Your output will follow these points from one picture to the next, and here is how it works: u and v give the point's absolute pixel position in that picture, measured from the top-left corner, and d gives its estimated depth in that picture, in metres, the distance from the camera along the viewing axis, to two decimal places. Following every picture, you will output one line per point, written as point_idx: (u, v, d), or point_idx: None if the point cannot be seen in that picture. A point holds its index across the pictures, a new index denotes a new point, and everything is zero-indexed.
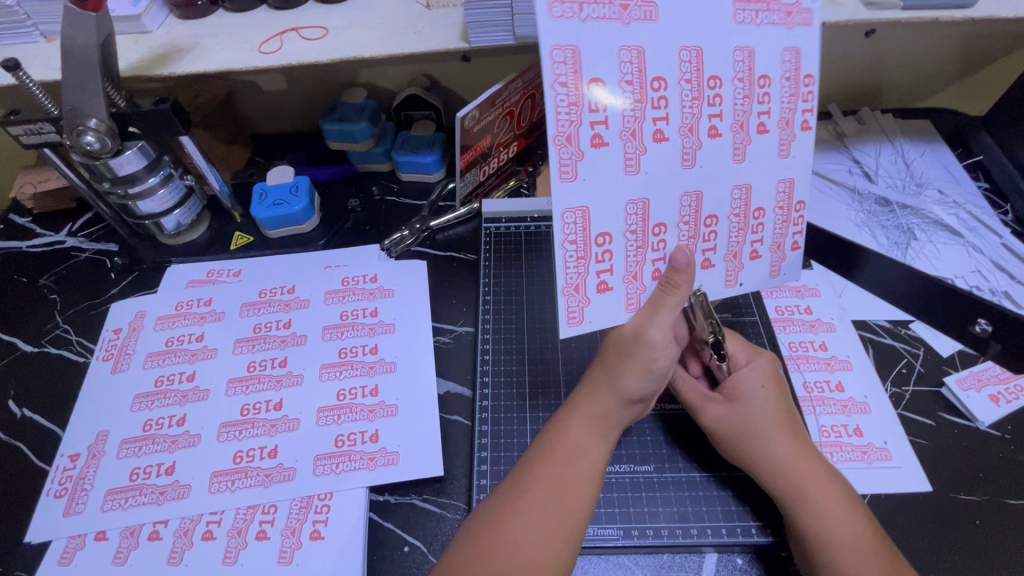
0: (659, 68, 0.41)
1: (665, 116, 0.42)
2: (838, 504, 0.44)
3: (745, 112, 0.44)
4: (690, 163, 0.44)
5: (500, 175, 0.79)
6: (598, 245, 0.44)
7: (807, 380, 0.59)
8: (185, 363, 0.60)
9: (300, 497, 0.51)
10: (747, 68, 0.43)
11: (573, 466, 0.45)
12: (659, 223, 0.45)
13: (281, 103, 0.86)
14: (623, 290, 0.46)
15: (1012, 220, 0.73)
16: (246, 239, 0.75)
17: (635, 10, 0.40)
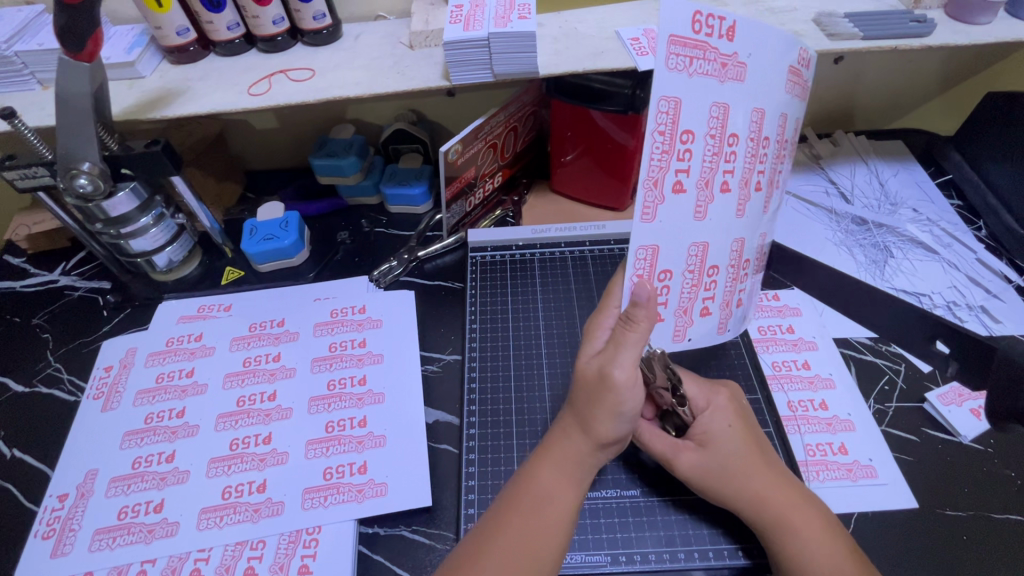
0: (739, 125, 0.39)
1: (689, 168, 0.40)
2: (806, 522, 0.45)
3: (757, 175, 0.42)
4: (701, 218, 0.43)
5: (485, 205, 0.80)
6: (660, 280, 0.45)
7: (791, 400, 0.60)
8: (175, 399, 0.61)
9: (288, 531, 0.51)
10: (781, 134, 0.41)
11: (540, 514, 0.45)
12: (666, 269, 0.45)
13: (271, 140, 0.89)
14: (672, 322, 0.49)
15: (985, 236, 0.75)
16: (236, 273, 0.76)
17: (735, 70, 0.38)
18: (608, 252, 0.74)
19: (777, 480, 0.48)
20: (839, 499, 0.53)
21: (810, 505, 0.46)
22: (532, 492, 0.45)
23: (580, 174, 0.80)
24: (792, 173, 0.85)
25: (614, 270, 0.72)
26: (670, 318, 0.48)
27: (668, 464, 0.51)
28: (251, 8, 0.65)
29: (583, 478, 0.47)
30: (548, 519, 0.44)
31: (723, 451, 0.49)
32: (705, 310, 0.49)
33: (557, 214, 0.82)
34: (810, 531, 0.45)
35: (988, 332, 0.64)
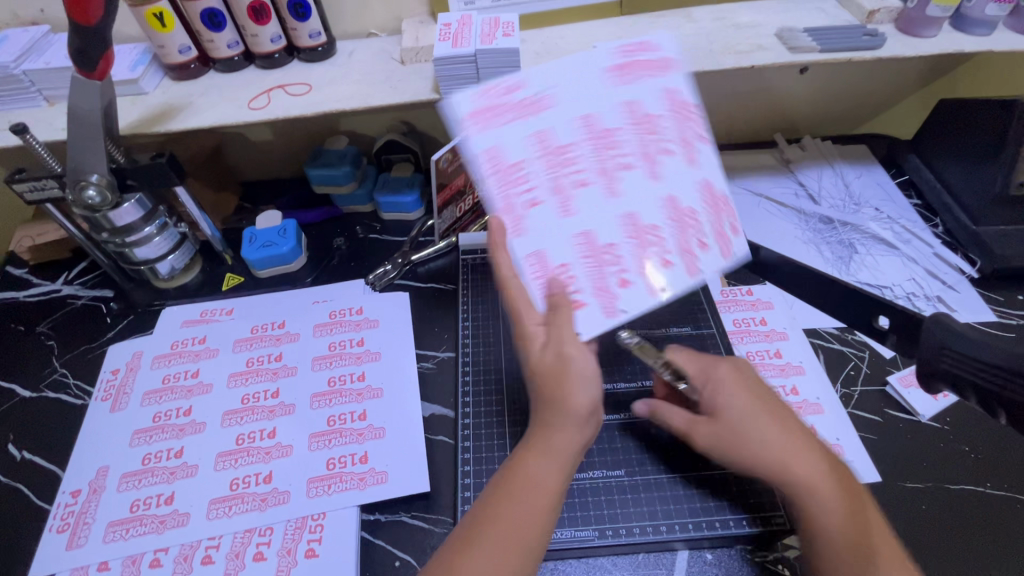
0: (607, 124, 0.52)
1: (555, 173, 0.51)
2: (822, 501, 0.45)
3: (650, 233, 0.52)
4: (571, 210, 0.51)
5: (475, 211, 0.85)
6: (556, 269, 0.50)
7: None
8: (181, 399, 0.64)
9: (294, 518, 0.54)
10: (647, 120, 0.53)
11: (529, 508, 0.44)
12: (561, 264, 0.50)
13: (268, 152, 0.92)
14: (596, 304, 0.50)
15: (942, 233, 0.80)
16: (236, 280, 0.79)
17: (653, 148, 0.53)
18: None
19: (797, 463, 0.47)
20: None
21: (834, 486, 0.46)
22: (524, 487, 0.45)
23: None
24: (763, 177, 0.90)
25: None
26: (587, 303, 0.50)
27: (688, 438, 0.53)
28: (250, 27, 0.69)
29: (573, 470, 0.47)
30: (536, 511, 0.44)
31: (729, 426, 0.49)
32: (608, 306, 0.50)
33: None
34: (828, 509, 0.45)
35: None
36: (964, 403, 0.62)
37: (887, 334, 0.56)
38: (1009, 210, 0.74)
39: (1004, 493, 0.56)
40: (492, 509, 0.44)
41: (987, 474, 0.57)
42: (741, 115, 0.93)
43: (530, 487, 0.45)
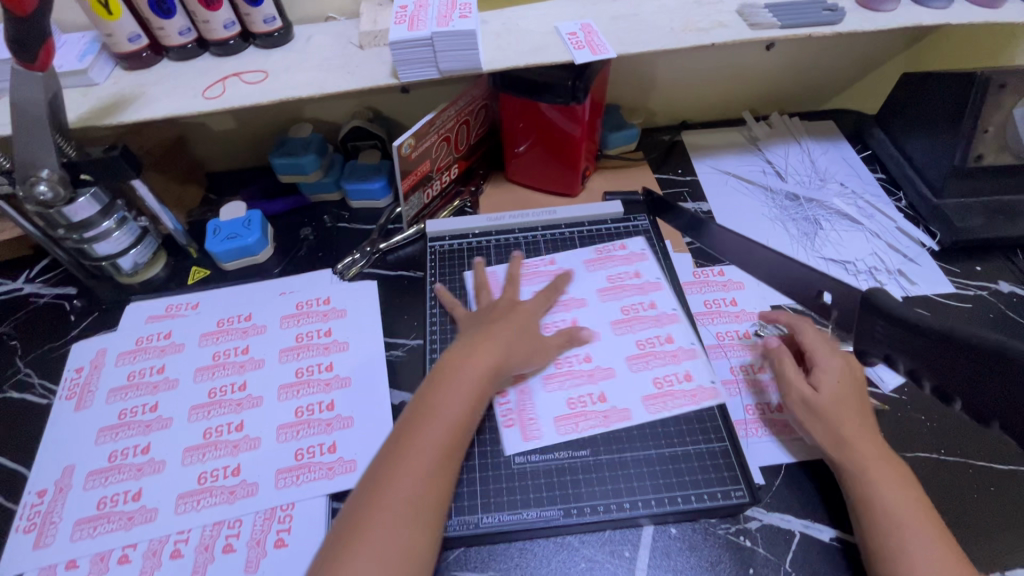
0: (563, 266, 0.73)
1: (557, 306, 0.68)
2: (892, 482, 0.50)
3: (643, 317, 0.67)
4: (582, 305, 0.68)
5: (444, 196, 0.84)
6: (544, 399, 0.60)
7: (734, 364, 0.65)
8: (147, 395, 0.63)
9: (263, 509, 0.55)
10: (615, 282, 0.71)
11: (435, 445, 0.49)
12: (551, 393, 0.60)
13: (231, 141, 0.90)
14: (569, 421, 0.58)
15: (905, 206, 0.81)
16: (203, 273, 0.78)
17: (650, 287, 0.70)
18: (560, 236, 0.78)
19: (873, 446, 0.53)
20: (772, 449, 0.59)
21: (915, 509, 0.49)
22: (426, 428, 0.49)
23: (534, 164, 0.84)
24: (731, 155, 0.90)
25: (566, 252, 0.76)
26: (518, 423, 0.57)
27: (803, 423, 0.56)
28: (201, 13, 0.67)
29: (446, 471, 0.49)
30: (436, 446, 0.49)
31: (826, 402, 0.55)
32: (567, 428, 0.57)
33: (513, 202, 0.86)
34: (899, 493, 0.49)
35: (905, 294, 0.71)
36: None
37: None
38: (968, 182, 0.75)
39: (958, 459, 0.58)
40: (396, 451, 0.48)
41: (942, 441, 0.59)
42: (710, 93, 0.93)
43: (432, 427, 0.49)
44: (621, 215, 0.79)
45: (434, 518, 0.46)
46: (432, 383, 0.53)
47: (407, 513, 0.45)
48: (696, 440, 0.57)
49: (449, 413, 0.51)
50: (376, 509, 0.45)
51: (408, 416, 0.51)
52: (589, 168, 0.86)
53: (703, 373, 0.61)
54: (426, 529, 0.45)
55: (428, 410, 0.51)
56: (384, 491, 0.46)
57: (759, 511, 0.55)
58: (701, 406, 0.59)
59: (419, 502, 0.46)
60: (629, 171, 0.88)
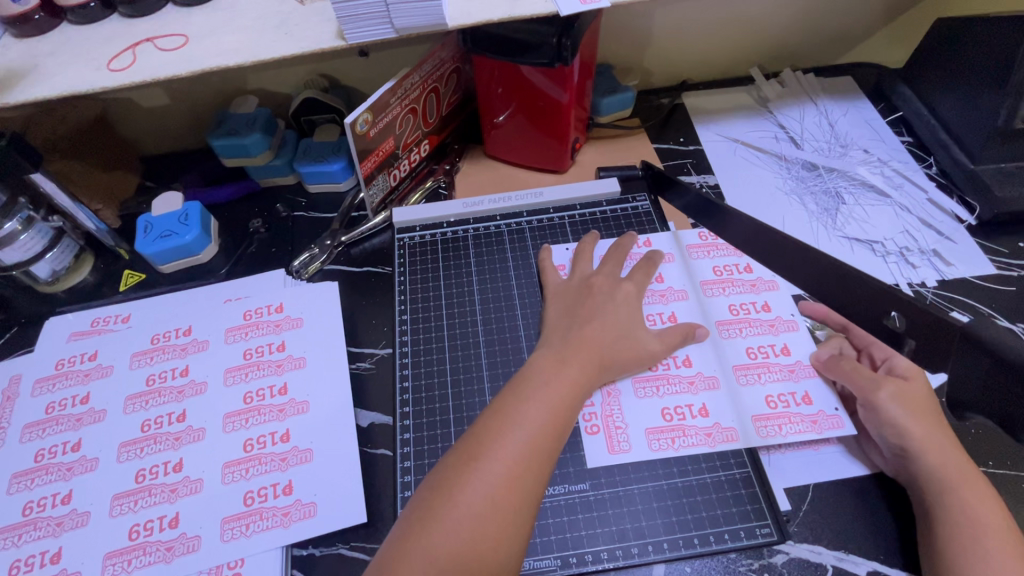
0: (668, 248, 0.64)
1: (662, 297, 0.60)
2: (978, 493, 0.43)
3: (755, 321, 0.59)
4: (682, 297, 0.60)
5: (414, 177, 0.73)
6: (675, 414, 0.53)
7: (750, 346, 0.57)
8: (68, 431, 0.54)
9: (207, 568, 0.46)
10: (738, 268, 0.62)
11: (505, 464, 0.42)
12: (680, 405, 0.53)
13: (164, 120, 0.78)
14: (645, 444, 0.51)
15: (936, 173, 0.72)
16: (137, 277, 0.68)
17: (763, 285, 0.61)
18: (548, 221, 0.68)
19: (947, 451, 0.46)
20: (798, 468, 0.51)
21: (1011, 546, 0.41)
22: (495, 442, 0.43)
23: (517, 137, 0.73)
24: (739, 119, 0.80)
25: (554, 241, 0.66)
26: (604, 432, 0.52)
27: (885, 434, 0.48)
28: None
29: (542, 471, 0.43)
30: (513, 464, 0.42)
31: (906, 414, 0.47)
32: (659, 445, 0.51)
33: (493, 181, 0.75)
34: (988, 507, 0.43)
35: (941, 278, 0.63)
36: None
37: (902, 337, 0.46)
38: (1011, 146, 0.66)
39: (1008, 472, 0.50)
40: (455, 471, 0.42)
41: (990, 452, 0.51)
42: (715, 47, 0.82)
43: (499, 443, 0.43)
44: (617, 195, 0.69)
45: (506, 549, 0.40)
46: (521, 387, 0.47)
47: (473, 546, 0.39)
48: (713, 467, 0.50)
49: (533, 420, 0.44)
50: (430, 538, 0.39)
51: (485, 423, 0.45)
52: (580, 140, 0.75)
53: (824, 397, 0.53)
54: (494, 561, 0.39)
55: (499, 422, 0.44)
56: (441, 518, 0.40)
57: (786, 543, 0.47)
58: (824, 436, 0.51)
59: (499, 505, 0.40)
60: (624, 142, 0.78)
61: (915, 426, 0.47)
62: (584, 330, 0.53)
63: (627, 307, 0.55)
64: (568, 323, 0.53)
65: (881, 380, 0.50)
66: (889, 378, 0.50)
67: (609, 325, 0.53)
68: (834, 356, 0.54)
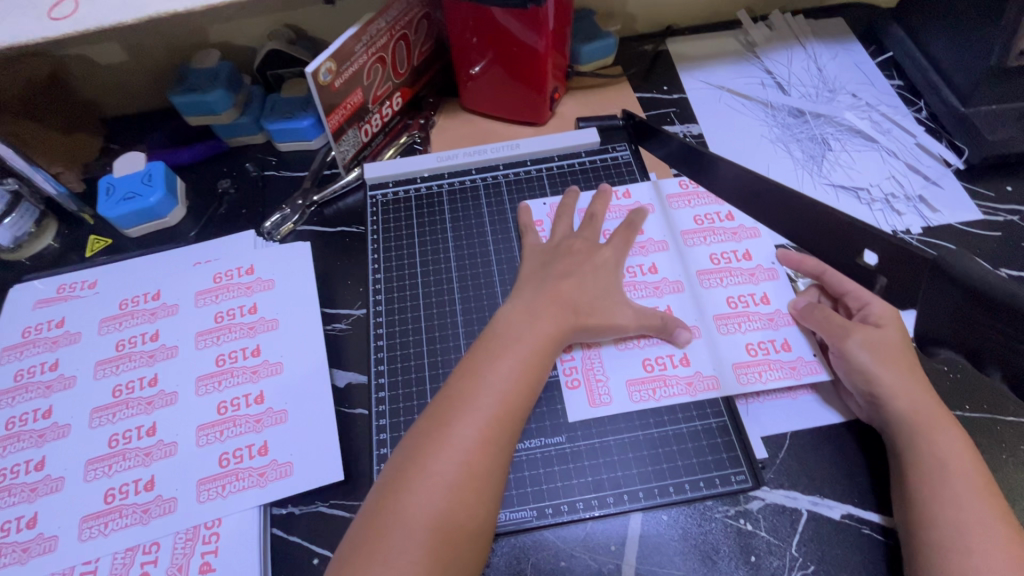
0: (647, 198, 0.63)
1: (643, 249, 0.59)
2: (949, 438, 0.44)
3: (736, 270, 0.58)
4: (663, 248, 0.59)
5: (388, 132, 0.70)
6: (655, 364, 0.52)
7: (731, 295, 0.56)
8: (39, 398, 0.53)
9: (184, 529, 0.46)
10: (719, 216, 0.61)
11: (476, 429, 0.42)
12: (660, 356, 0.52)
13: (123, 78, 0.74)
14: (624, 395, 0.51)
15: (926, 117, 0.70)
16: (103, 242, 0.66)
17: (745, 233, 0.60)
18: (525, 175, 0.66)
19: (921, 395, 0.46)
20: (776, 417, 0.51)
21: (979, 485, 0.41)
22: (464, 407, 0.43)
23: (493, 88, 0.70)
24: (724, 65, 0.77)
25: (532, 195, 0.64)
26: (585, 386, 0.51)
27: (859, 383, 0.48)
28: None
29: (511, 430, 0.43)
30: (484, 429, 0.42)
31: (880, 362, 0.47)
32: (640, 396, 0.51)
33: (469, 135, 0.72)
34: (957, 451, 0.43)
35: (926, 224, 0.62)
36: None
37: (874, 275, 0.45)
38: (1002, 86, 0.63)
39: (984, 415, 0.50)
40: (428, 436, 0.42)
41: (967, 395, 0.51)
42: None
43: (469, 408, 0.43)
44: (597, 145, 0.67)
45: (481, 513, 0.40)
46: (486, 348, 0.47)
47: (449, 507, 0.39)
48: (690, 417, 0.50)
49: (502, 384, 0.44)
50: (405, 507, 0.39)
51: (453, 389, 0.44)
52: (559, 90, 0.72)
53: (805, 343, 0.53)
54: (470, 526, 0.39)
55: (467, 386, 0.44)
56: (415, 486, 0.39)
57: (762, 489, 0.48)
58: (803, 382, 0.51)
59: (473, 467, 0.41)
60: (605, 91, 0.75)
61: (884, 374, 0.47)
62: (560, 284, 0.52)
63: (606, 274, 0.54)
64: (546, 279, 0.52)
65: (852, 328, 0.49)
66: (859, 326, 0.49)
67: (587, 287, 0.52)
68: (811, 304, 0.53)
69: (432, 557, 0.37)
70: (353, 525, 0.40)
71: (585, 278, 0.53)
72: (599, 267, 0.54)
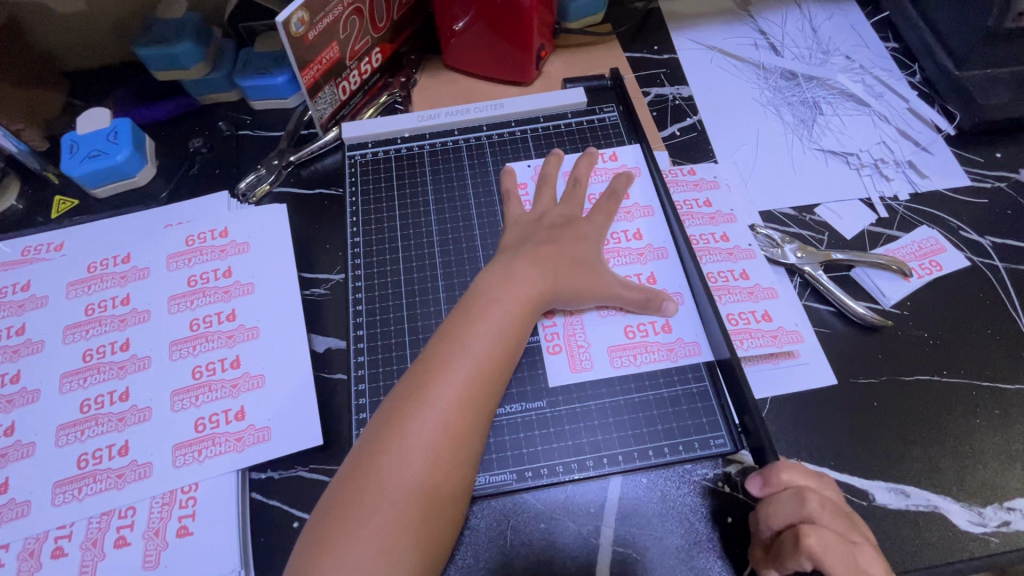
0: (634, 162, 0.61)
1: (626, 220, 0.57)
2: None
3: (715, 250, 0.56)
4: (648, 214, 0.58)
5: (367, 90, 0.67)
6: (637, 333, 0.52)
7: (710, 273, 0.55)
8: (6, 363, 0.51)
9: (160, 493, 0.46)
10: (698, 198, 0.60)
11: (455, 391, 0.41)
12: (644, 322, 0.52)
13: (84, 28, 0.69)
14: (605, 362, 0.50)
15: (919, 81, 0.69)
16: (69, 203, 0.63)
17: (722, 218, 0.58)
18: (509, 136, 0.64)
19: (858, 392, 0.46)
20: (756, 382, 0.51)
21: None
22: (442, 369, 0.42)
23: (476, 44, 0.67)
24: (717, 24, 0.74)
25: (517, 157, 0.62)
26: (566, 351, 0.51)
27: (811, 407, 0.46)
28: None
29: (489, 394, 0.43)
30: (462, 391, 0.41)
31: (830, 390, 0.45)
32: (621, 361, 0.50)
33: (452, 95, 0.69)
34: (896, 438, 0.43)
35: (913, 190, 0.61)
36: (931, 286, 0.55)
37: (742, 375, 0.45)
38: (997, 48, 0.62)
39: (960, 380, 0.51)
40: (408, 399, 0.41)
41: (944, 360, 0.52)
42: None
43: (446, 372, 0.42)
44: (584, 106, 0.65)
45: (459, 475, 0.40)
46: (465, 310, 0.46)
47: (427, 470, 0.39)
48: (671, 382, 0.50)
49: (481, 346, 0.44)
50: (381, 471, 0.38)
51: (431, 352, 0.44)
52: (546, 48, 0.69)
53: (783, 313, 0.53)
54: (448, 486, 0.39)
55: (445, 349, 0.43)
56: (393, 449, 0.39)
57: (739, 453, 0.48)
58: (784, 349, 0.51)
59: (451, 430, 0.40)
60: (593, 50, 0.72)
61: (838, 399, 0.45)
62: (545, 251, 0.50)
63: (587, 243, 0.53)
64: (529, 243, 0.51)
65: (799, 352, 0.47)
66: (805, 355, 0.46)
67: (569, 253, 0.51)
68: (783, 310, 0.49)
69: (411, 518, 0.37)
70: (330, 488, 0.39)
71: (569, 244, 0.52)
72: (582, 234, 0.53)
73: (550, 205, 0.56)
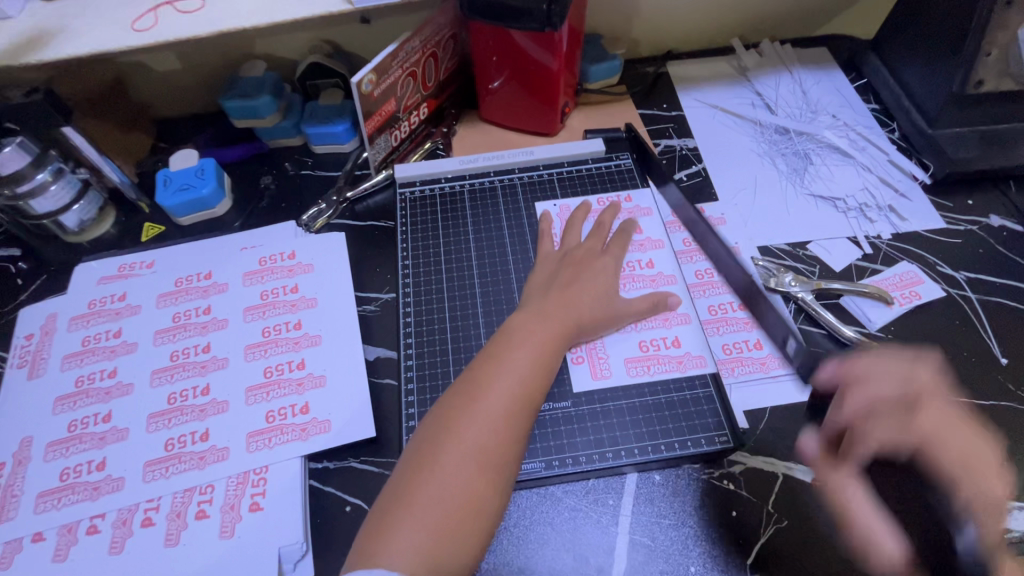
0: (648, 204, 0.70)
1: (641, 253, 0.66)
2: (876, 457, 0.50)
3: (717, 283, 0.65)
4: (659, 246, 0.66)
5: (414, 139, 0.78)
6: (650, 347, 0.59)
7: (712, 304, 0.63)
8: (105, 360, 0.60)
9: (235, 474, 0.53)
10: None
11: (501, 402, 0.47)
12: (657, 338, 0.60)
13: (176, 83, 0.82)
14: (622, 371, 0.58)
15: (898, 137, 0.78)
16: (157, 229, 0.73)
17: None
18: (537, 178, 0.73)
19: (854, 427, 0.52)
20: (756, 394, 0.57)
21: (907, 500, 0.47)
22: (491, 384, 0.48)
23: (510, 101, 0.78)
24: (719, 87, 0.85)
25: (545, 196, 0.72)
26: (588, 361, 0.58)
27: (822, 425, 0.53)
28: None
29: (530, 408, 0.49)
30: (508, 404, 0.48)
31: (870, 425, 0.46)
32: (637, 370, 0.58)
33: (487, 143, 0.80)
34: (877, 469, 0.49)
35: (895, 231, 0.69)
36: (914, 313, 0.62)
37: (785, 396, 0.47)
38: (964, 111, 0.71)
39: None
40: (461, 407, 0.47)
41: None
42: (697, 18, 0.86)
43: (494, 386, 0.48)
44: (602, 153, 0.75)
45: (505, 476, 0.46)
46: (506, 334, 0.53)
47: (478, 469, 0.45)
48: (680, 389, 0.57)
49: (523, 364, 0.50)
50: (439, 466, 0.44)
51: (479, 369, 0.50)
52: (569, 105, 0.80)
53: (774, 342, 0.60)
54: (495, 485, 0.45)
55: (491, 367, 0.50)
56: (449, 450, 0.45)
57: (742, 454, 0.54)
58: (773, 374, 0.58)
59: (499, 437, 0.46)
60: (611, 107, 0.83)
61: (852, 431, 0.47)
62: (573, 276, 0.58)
63: (607, 268, 0.61)
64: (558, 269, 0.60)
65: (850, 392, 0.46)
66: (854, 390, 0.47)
67: (592, 278, 0.59)
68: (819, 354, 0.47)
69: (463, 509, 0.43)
70: (393, 481, 0.45)
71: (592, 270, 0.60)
72: (603, 262, 0.61)
73: (574, 240, 0.65)
